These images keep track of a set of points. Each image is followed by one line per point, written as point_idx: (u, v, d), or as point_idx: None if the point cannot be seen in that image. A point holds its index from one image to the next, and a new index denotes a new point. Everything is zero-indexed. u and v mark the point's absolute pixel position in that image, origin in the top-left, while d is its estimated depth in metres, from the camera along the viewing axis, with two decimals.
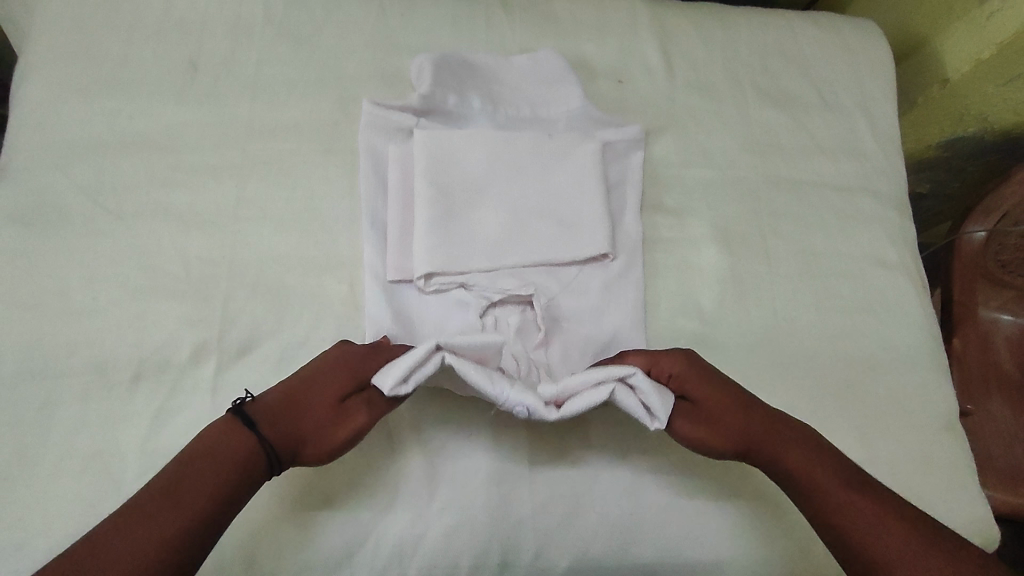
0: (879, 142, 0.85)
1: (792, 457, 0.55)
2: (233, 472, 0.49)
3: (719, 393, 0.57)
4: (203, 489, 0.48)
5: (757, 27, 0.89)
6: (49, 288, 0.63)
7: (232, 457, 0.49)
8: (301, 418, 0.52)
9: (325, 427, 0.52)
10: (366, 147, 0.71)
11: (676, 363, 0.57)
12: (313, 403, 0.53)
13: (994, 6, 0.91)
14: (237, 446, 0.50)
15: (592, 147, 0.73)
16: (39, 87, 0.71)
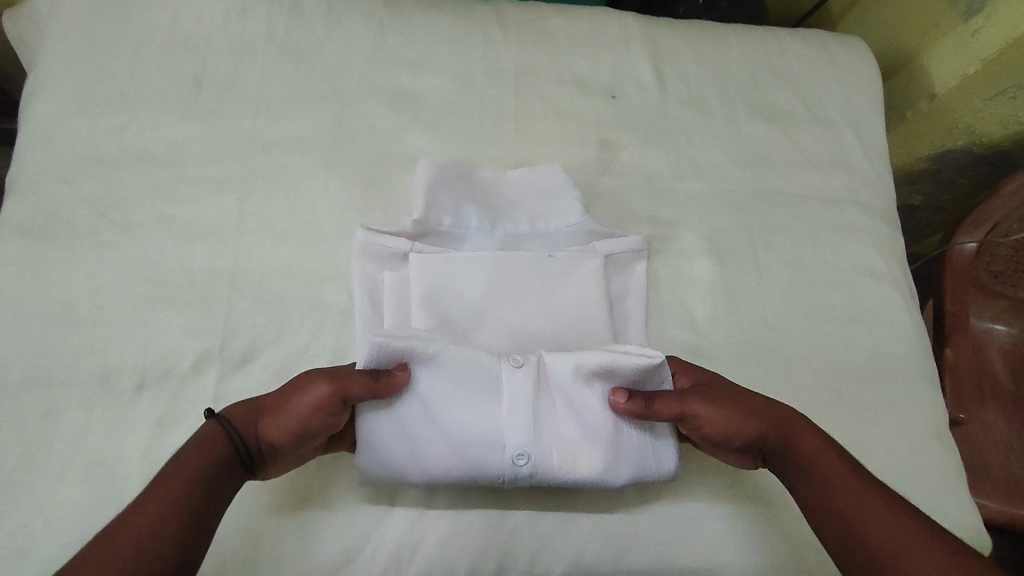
0: (867, 156, 0.87)
1: (808, 445, 0.57)
2: (210, 460, 0.52)
3: (736, 390, 0.60)
4: (185, 477, 0.50)
5: (747, 45, 0.91)
6: (55, 297, 0.64)
7: (206, 448, 0.52)
8: (269, 404, 0.55)
9: (288, 405, 0.54)
10: (361, 281, 0.67)
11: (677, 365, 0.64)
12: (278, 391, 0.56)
13: (979, 23, 0.93)
14: (208, 438, 0.53)
15: (594, 267, 0.69)
16: (48, 103, 0.73)
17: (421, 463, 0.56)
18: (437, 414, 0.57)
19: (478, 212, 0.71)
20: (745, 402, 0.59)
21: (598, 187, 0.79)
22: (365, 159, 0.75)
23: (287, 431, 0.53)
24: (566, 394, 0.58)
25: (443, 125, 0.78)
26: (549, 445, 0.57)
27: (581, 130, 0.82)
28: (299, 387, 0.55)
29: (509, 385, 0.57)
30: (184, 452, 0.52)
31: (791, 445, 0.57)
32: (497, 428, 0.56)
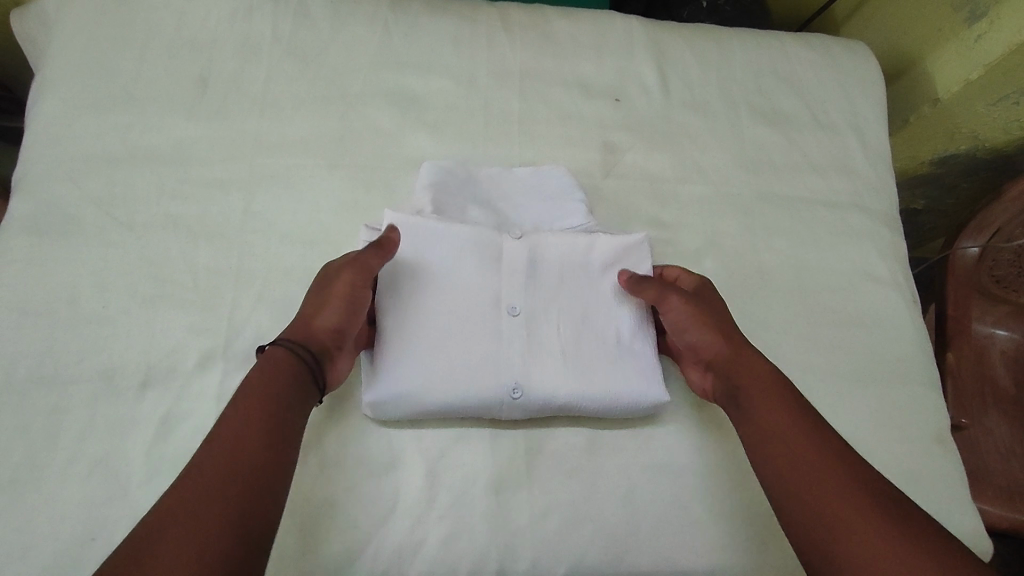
0: (869, 161, 0.88)
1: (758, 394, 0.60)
2: (274, 373, 0.56)
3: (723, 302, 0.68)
4: (242, 443, 0.51)
5: (750, 49, 0.92)
6: (60, 295, 0.65)
7: (264, 370, 0.56)
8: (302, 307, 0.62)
9: (318, 291, 0.62)
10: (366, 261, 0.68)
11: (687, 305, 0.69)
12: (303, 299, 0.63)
13: (981, 29, 0.94)
14: (264, 362, 0.57)
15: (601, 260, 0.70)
16: (54, 102, 0.74)
17: (421, 341, 0.62)
18: (443, 278, 0.66)
19: (481, 209, 0.73)
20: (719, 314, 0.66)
21: (602, 188, 0.79)
22: (369, 160, 0.75)
23: (333, 308, 0.60)
24: (558, 266, 0.68)
25: (447, 127, 0.79)
26: (539, 305, 0.66)
27: (584, 132, 0.82)
28: (320, 278, 0.63)
29: (510, 256, 0.67)
30: (248, 382, 0.55)
31: (745, 377, 0.61)
32: (495, 288, 0.66)
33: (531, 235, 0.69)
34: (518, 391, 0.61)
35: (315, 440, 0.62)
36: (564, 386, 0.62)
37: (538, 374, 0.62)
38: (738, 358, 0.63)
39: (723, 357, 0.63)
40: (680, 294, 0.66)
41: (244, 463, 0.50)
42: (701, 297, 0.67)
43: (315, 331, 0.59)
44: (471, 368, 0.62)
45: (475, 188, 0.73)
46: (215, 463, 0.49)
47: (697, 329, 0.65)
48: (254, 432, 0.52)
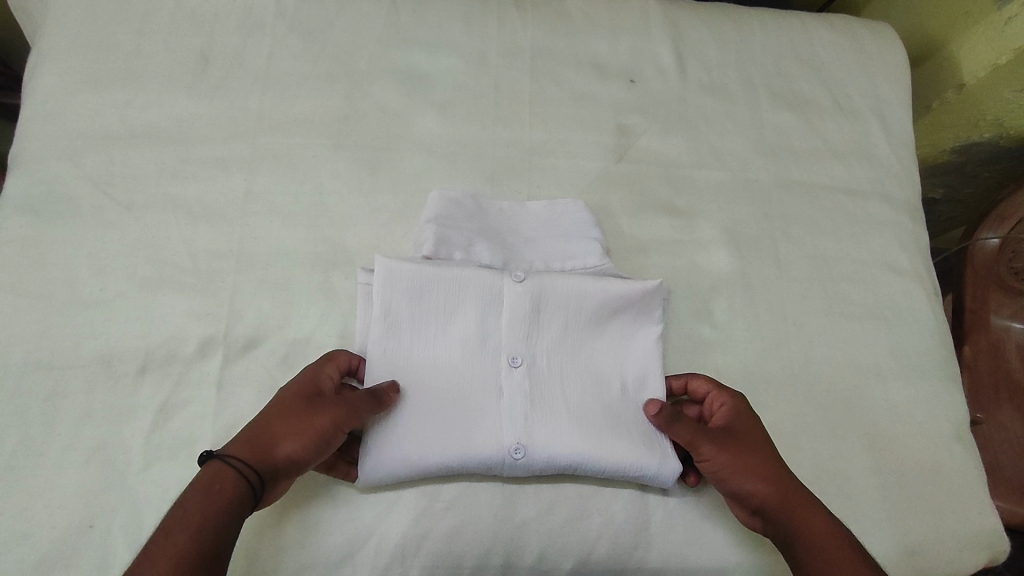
0: (892, 147, 0.85)
1: (801, 518, 0.55)
2: (213, 496, 0.49)
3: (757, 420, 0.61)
4: (199, 525, 0.48)
5: (771, 29, 0.88)
6: (57, 278, 0.63)
7: (208, 486, 0.49)
8: (269, 414, 0.55)
9: (292, 407, 0.55)
10: (363, 303, 0.63)
11: (726, 413, 0.61)
12: (274, 398, 0.57)
13: (1014, 10, 0.89)
14: (207, 477, 0.50)
15: (612, 304, 0.64)
16: (52, 77, 0.71)
17: (416, 400, 0.59)
18: (443, 326, 0.62)
19: (489, 247, 0.67)
20: (757, 436, 0.60)
21: (614, 173, 0.76)
22: (374, 140, 0.73)
23: (301, 439, 0.53)
24: (565, 312, 0.63)
25: (455, 107, 0.76)
26: (542, 355, 0.62)
27: (597, 113, 0.79)
28: (296, 392, 0.56)
29: (511, 301, 0.62)
30: (185, 500, 0.49)
31: (792, 503, 0.56)
32: (497, 337, 0.62)
33: (535, 277, 0.63)
34: (520, 450, 0.57)
35: None
36: (568, 448, 0.58)
37: (540, 432, 0.59)
38: (783, 491, 0.56)
39: (766, 483, 0.57)
40: (713, 437, 0.58)
41: (197, 546, 0.47)
42: (735, 424, 0.60)
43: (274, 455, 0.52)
44: (466, 428, 0.58)
45: (484, 225, 0.69)
46: (169, 551, 0.46)
47: (732, 466, 0.57)
48: (208, 515, 0.48)
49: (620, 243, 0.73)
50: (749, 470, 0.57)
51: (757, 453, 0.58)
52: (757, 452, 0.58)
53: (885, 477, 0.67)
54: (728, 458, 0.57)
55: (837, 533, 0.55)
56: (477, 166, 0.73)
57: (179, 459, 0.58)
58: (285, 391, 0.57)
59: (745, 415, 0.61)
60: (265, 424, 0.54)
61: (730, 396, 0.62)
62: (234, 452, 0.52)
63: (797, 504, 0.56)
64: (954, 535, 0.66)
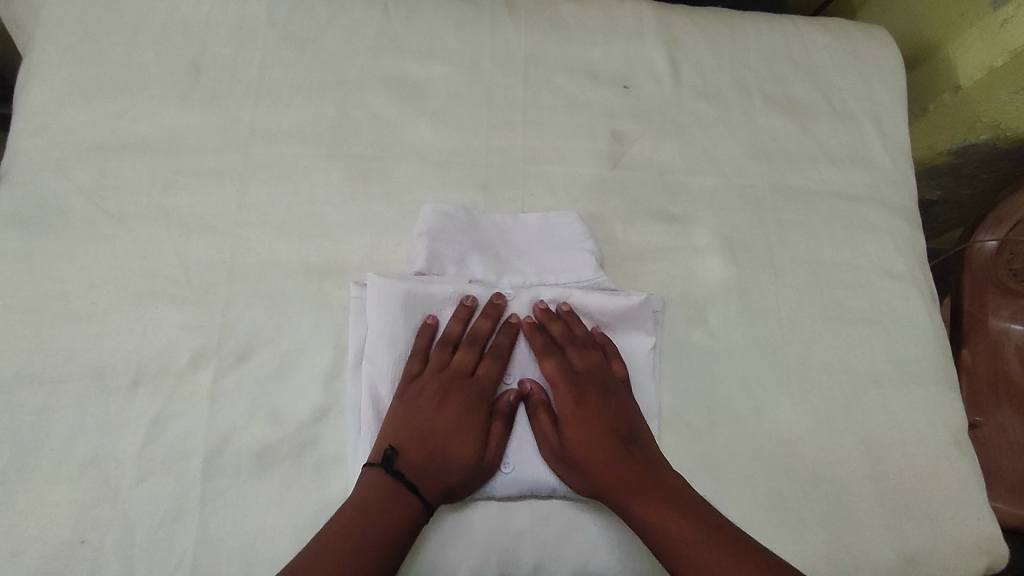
0: (888, 151, 0.84)
1: (644, 505, 0.55)
2: (396, 517, 0.53)
3: (597, 404, 0.60)
4: (379, 543, 0.51)
5: (765, 34, 0.88)
6: (48, 291, 0.63)
7: (404, 506, 0.53)
8: (436, 428, 0.58)
9: (463, 435, 0.58)
10: (356, 320, 0.64)
11: (563, 409, 0.60)
12: (436, 406, 0.59)
13: (1008, 13, 0.88)
14: (392, 493, 0.54)
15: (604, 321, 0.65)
16: (43, 89, 0.71)
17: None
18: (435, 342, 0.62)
19: (483, 262, 0.67)
20: (594, 424, 0.59)
21: (609, 180, 0.76)
22: (366, 149, 0.73)
23: (466, 474, 0.57)
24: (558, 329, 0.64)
25: (448, 115, 0.76)
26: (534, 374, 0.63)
27: (591, 120, 0.79)
28: (467, 417, 0.59)
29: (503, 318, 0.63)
30: (379, 519, 0.52)
31: (629, 494, 0.56)
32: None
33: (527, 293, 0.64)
34: (509, 465, 0.59)
35: (311, 442, 0.60)
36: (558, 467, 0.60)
37: (529, 451, 0.60)
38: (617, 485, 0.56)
39: (598, 480, 0.57)
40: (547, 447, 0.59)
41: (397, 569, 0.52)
42: (565, 424, 0.60)
43: (444, 482, 0.56)
44: None
45: (477, 238, 0.68)
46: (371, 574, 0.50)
47: (567, 471, 0.58)
48: (388, 531, 0.52)
49: (615, 251, 0.73)
50: (582, 469, 0.58)
51: (594, 453, 0.58)
52: (590, 451, 0.58)
53: (882, 484, 0.67)
54: (560, 464, 0.59)
55: (679, 511, 0.54)
56: (470, 174, 0.73)
57: (170, 473, 0.57)
58: (451, 406, 0.59)
59: (575, 399, 0.60)
60: (439, 440, 0.57)
61: (566, 385, 0.61)
62: (413, 472, 0.55)
63: (639, 491, 0.56)
64: (952, 542, 0.65)
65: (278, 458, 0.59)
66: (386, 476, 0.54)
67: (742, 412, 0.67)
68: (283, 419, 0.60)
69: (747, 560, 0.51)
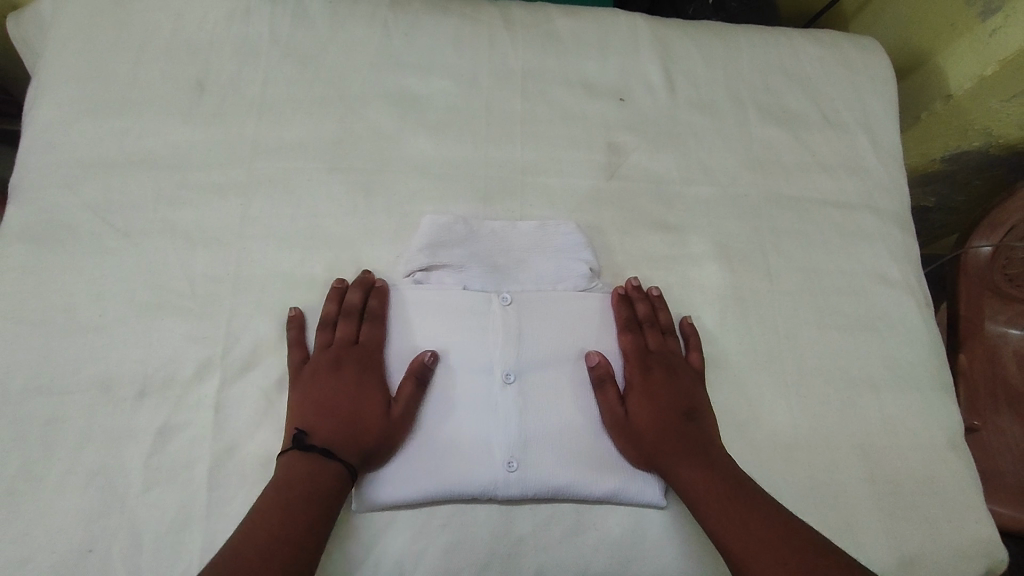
0: (880, 159, 0.86)
1: (691, 472, 0.59)
2: (318, 485, 0.55)
3: (661, 382, 0.65)
4: (303, 509, 0.54)
5: (758, 45, 0.90)
6: (57, 305, 0.64)
7: (318, 474, 0.56)
8: (337, 398, 0.61)
9: (364, 398, 0.61)
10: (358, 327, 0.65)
11: (632, 380, 0.65)
12: (333, 376, 0.62)
13: (997, 23, 0.90)
14: (309, 464, 0.56)
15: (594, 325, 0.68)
16: (52, 108, 0.73)
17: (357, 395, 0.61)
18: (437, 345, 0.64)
19: (481, 269, 0.69)
20: (656, 398, 0.64)
21: (605, 190, 0.77)
22: (367, 163, 0.74)
23: (378, 433, 0.59)
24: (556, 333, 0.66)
25: (448, 128, 0.77)
26: (539, 371, 0.64)
27: (588, 132, 0.80)
28: (362, 379, 0.62)
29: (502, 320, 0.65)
30: (292, 487, 0.55)
31: (681, 460, 0.60)
32: (492, 354, 0.64)
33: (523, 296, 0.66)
34: (514, 464, 0.59)
35: None
36: (563, 470, 0.60)
37: (536, 452, 0.60)
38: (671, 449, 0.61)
39: (653, 446, 0.62)
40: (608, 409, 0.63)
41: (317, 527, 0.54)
42: (633, 391, 0.65)
43: (357, 442, 0.58)
44: (466, 446, 0.60)
45: (476, 246, 0.70)
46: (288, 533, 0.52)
47: (624, 437, 0.62)
48: (314, 496, 0.55)
49: (612, 260, 0.74)
50: (640, 435, 0.62)
51: (655, 418, 0.63)
52: (650, 418, 0.63)
53: (880, 487, 0.67)
54: (618, 431, 0.62)
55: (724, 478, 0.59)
56: (469, 185, 0.75)
57: (176, 482, 0.58)
58: (343, 374, 0.62)
59: (643, 374, 0.66)
60: (344, 410, 0.60)
61: (636, 361, 0.66)
62: (326, 440, 0.58)
63: (691, 456, 0.60)
64: (949, 545, 0.66)
65: None
66: (296, 450, 0.57)
67: (739, 417, 0.68)
68: None
69: (781, 529, 0.55)
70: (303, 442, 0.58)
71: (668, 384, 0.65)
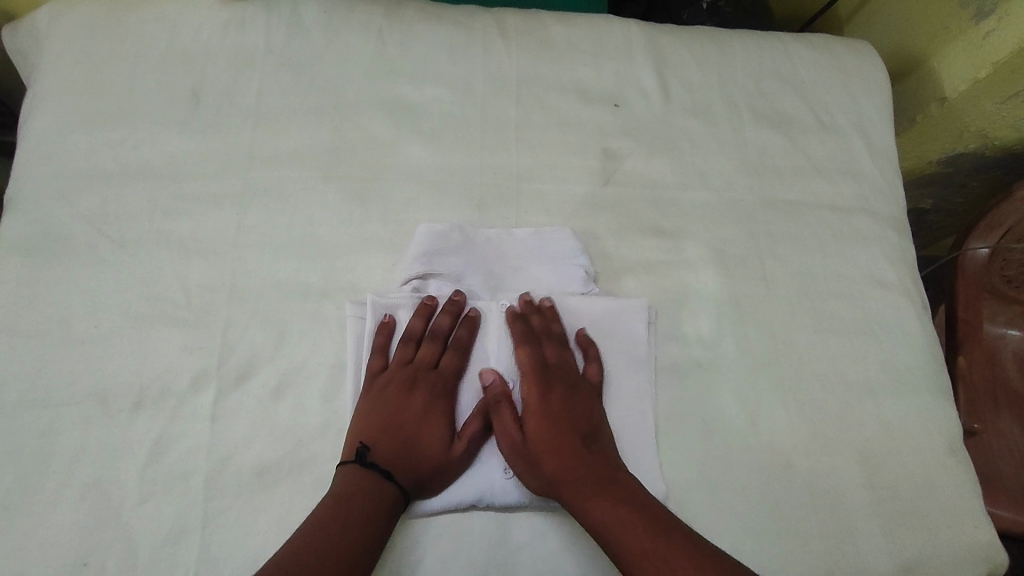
0: (876, 163, 0.86)
1: (592, 503, 0.56)
2: (377, 498, 0.56)
3: (560, 398, 0.63)
4: (365, 520, 0.54)
5: (752, 50, 0.90)
6: (52, 317, 0.64)
7: (378, 494, 0.56)
8: (405, 417, 0.61)
9: (426, 421, 0.61)
10: (354, 335, 0.65)
11: (527, 402, 0.63)
12: (406, 394, 0.62)
13: (990, 26, 0.90)
14: (371, 480, 0.57)
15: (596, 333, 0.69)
16: (48, 119, 0.73)
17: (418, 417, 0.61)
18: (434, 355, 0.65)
19: (479, 279, 0.70)
20: (549, 418, 0.61)
21: (601, 197, 0.77)
22: (362, 171, 0.74)
23: (437, 462, 0.59)
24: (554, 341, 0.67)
25: (443, 136, 0.77)
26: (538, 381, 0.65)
27: (583, 138, 0.80)
28: (428, 407, 0.62)
29: (500, 330, 0.67)
30: (355, 498, 0.55)
31: (584, 487, 0.57)
32: (492, 365, 0.66)
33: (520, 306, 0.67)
34: (512, 471, 0.61)
35: (311, 461, 0.61)
36: None
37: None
38: (565, 475, 0.58)
39: (553, 473, 0.59)
40: (504, 438, 0.61)
41: (373, 545, 0.54)
42: (527, 417, 0.62)
43: (417, 469, 0.59)
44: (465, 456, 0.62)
45: (473, 254, 0.70)
46: (347, 546, 0.53)
47: (523, 462, 0.60)
48: (372, 506, 0.55)
49: (608, 266, 0.74)
50: (535, 464, 0.59)
51: (550, 441, 0.60)
52: (545, 442, 0.60)
53: (878, 492, 0.67)
54: (516, 456, 0.60)
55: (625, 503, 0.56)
56: (465, 193, 0.75)
57: (172, 494, 0.58)
58: (416, 396, 0.62)
59: (540, 393, 0.63)
60: (406, 435, 0.60)
61: (530, 380, 0.63)
62: (387, 459, 0.58)
63: (587, 482, 0.58)
64: (950, 550, 0.66)
65: (278, 477, 0.59)
66: (360, 465, 0.57)
67: (737, 422, 0.68)
68: (284, 438, 0.61)
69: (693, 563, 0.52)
70: (365, 458, 0.58)
71: (567, 401, 0.63)
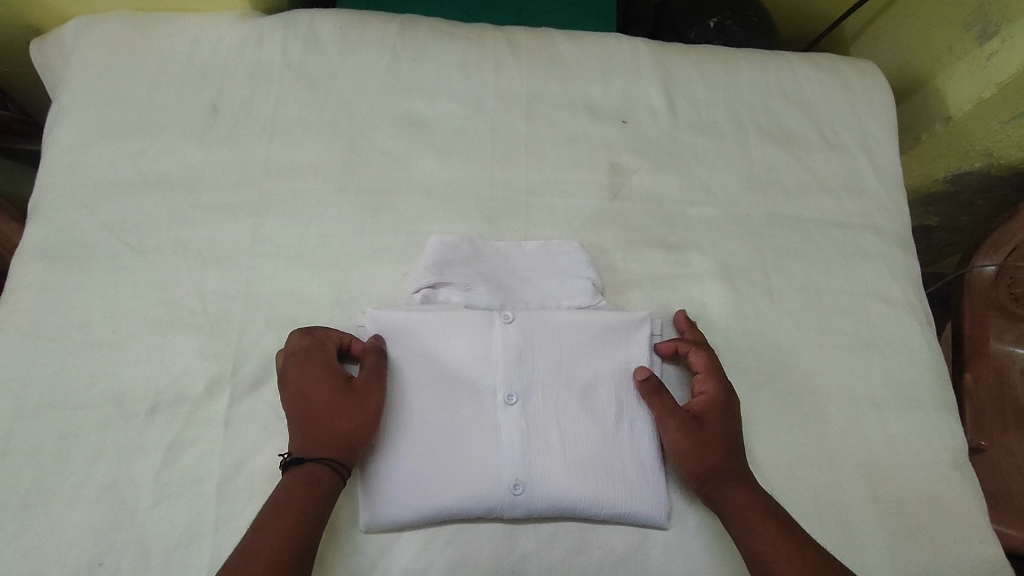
0: (881, 181, 0.87)
1: (738, 493, 0.60)
2: (319, 493, 0.56)
3: (731, 402, 0.66)
4: (305, 522, 0.54)
5: (758, 68, 0.91)
6: (72, 321, 0.66)
7: (305, 477, 0.57)
8: (338, 420, 0.58)
9: (361, 416, 0.59)
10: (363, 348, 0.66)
11: (702, 399, 0.65)
12: (333, 396, 0.59)
13: (994, 47, 0.92)
14: (296, 473, 0.57)
15: (597, 340, 0.67)
16: (72, 131, 0.75)
17: (415, 428, 0.61)
18: (433, 364, 0.64)
19: (488, 290, 0.70)
20: (721, 417, 0.65)
21: (608, 211, 0.79)
22: (376, 183, 0.76)
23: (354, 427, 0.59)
24: (555, 351, 0.66)
25: (455, 149, 0.79)
26: (539, 391, 0.64)
27: (591, 153, 0.82)
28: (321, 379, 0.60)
29: (500, 339, 0.65)
30: (285, 489, 0.56)
31: (728, 482, 0.61)
32: (491, 375, 0.64)
33: (523, 317, 0.67)
34: (519, 487, 0.60)
35: None
36: (569, 490, 0.61)
37: (541, 476, 0.61)
38: (717, 466, 0.62)
39: (711, 463, 0.62)
40: (678, 418, 0.63)
41: (310, 521, 0.55)
42: (707, 408, 0.65)
43: (341, 440, 0.58)
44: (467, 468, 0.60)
45: (481, 267, 0.71)
46: (279, 531, 0.53)
47: (696, 445, 0.62)
48: (314, 510, 0.55)
49: (615, 279, 0.75)
50: (702, 454, 0.62)
51: (715, 433, 0.63)
52: (714, 434, 0.63)
53: (884, 506, 0.68)
54: (690, 437, 0.63)
55: (762, 500, 0.60)
56: (476, 207, 0.76)
57: (185, 497, 0.59)
58: (305, 381, 0.60)
59: (720, 389, 0.66)
60: (313, 417, 0.59)
61: (716, 376, 0.66)
62: (303, 446, 0.58)
63: (735, 477, 0.62)
64: (955, 566, 0.66)
65: None
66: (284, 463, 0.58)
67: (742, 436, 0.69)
68: None
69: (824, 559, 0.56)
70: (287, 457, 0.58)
71: (732, 407, 0.66)
